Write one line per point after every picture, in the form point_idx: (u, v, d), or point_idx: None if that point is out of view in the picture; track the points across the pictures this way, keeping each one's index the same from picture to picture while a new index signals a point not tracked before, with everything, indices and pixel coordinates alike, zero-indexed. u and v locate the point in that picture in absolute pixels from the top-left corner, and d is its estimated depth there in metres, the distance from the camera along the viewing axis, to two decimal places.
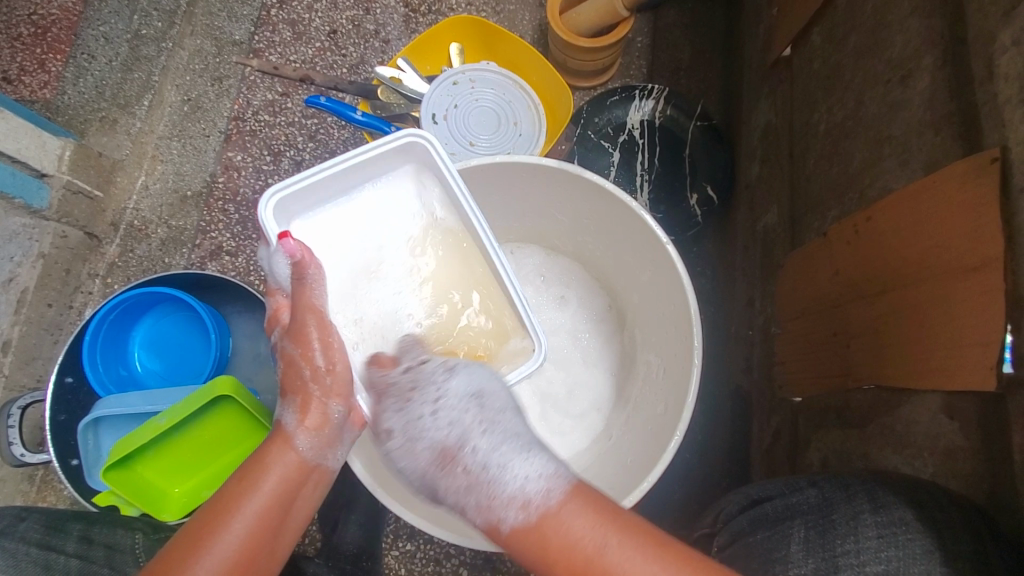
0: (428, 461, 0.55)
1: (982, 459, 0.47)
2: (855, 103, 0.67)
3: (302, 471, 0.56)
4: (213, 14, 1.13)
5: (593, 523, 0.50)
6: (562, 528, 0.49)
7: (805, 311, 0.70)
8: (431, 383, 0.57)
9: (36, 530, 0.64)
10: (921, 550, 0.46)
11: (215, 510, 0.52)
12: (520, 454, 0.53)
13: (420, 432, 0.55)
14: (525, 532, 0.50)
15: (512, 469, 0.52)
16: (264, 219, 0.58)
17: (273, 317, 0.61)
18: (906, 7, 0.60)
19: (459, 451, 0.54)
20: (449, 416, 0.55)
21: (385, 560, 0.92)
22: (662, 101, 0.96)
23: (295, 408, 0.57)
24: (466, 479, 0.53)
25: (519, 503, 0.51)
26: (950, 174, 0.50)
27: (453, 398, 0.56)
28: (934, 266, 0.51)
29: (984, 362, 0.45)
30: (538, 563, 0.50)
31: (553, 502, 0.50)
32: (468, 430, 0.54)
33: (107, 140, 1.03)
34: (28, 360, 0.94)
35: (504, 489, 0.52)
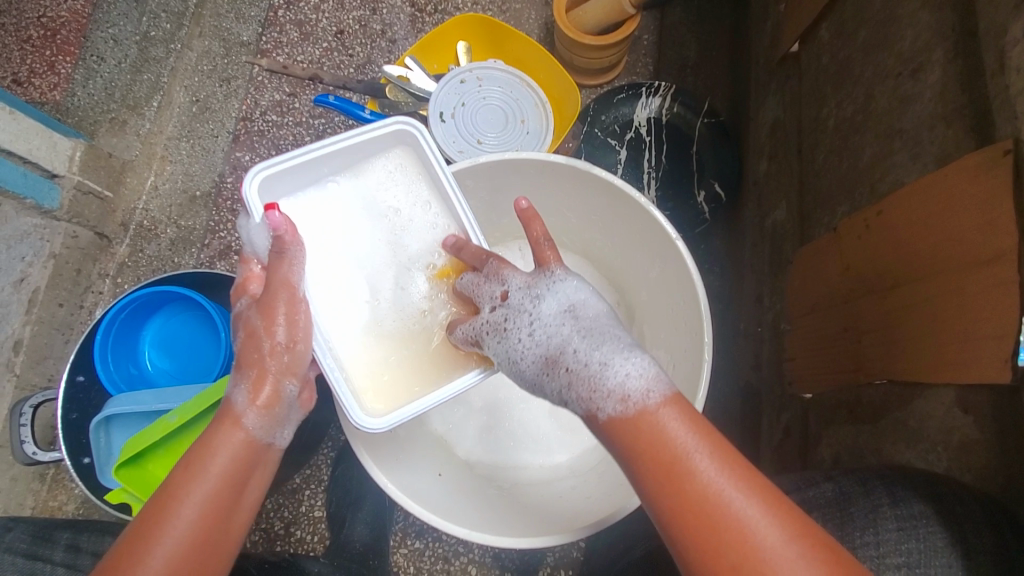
0: (531, 372, 0.54)
1: (997, 452, 0.47)
2: (864, 97, 0.67)
3: (252, 449, 0.55)
4: (221, 16, 1.14)
5: (689, 429, 0.46)
6: (663, 426, 0.46)
7: (815, 308, 0.70)
8: (522, 301, 0.56)
9: (23, 540, 0.65)
10: (942, 544, 0.46)
11: (162, 502, 0.51)
12: (622, 352, 0.50)
13: (518, 351, 0.54)
14: (625, 424, 0.47)
15: (611, 368, 0.49)
16: (250, 193, 0.59)
17: (240, 287, 0.60)
18: (916, 1, 0.60)
19: (560, 356, 0.52)
20: (545, 331, 0.53)
21: (394, 557, 0.93)
22: (669, 98, 0.96)
23: (248, 383, 0.56)
24: (568, 381, 0.51)
25: (619, 396, 0.48)
26: (963, 167, 0.50)
27: (547, 316, 0.54)
28: (947, 260, 0.51)
29: (998, 355, 0.44)
30: (630, 460, 0.47)
31: (650, 402, 0.47)
32: (567, 338, 0.52)
33: (118, 141, 1.04)
34: (39, 359, 0.94)
35: (604, 383, 0.48)
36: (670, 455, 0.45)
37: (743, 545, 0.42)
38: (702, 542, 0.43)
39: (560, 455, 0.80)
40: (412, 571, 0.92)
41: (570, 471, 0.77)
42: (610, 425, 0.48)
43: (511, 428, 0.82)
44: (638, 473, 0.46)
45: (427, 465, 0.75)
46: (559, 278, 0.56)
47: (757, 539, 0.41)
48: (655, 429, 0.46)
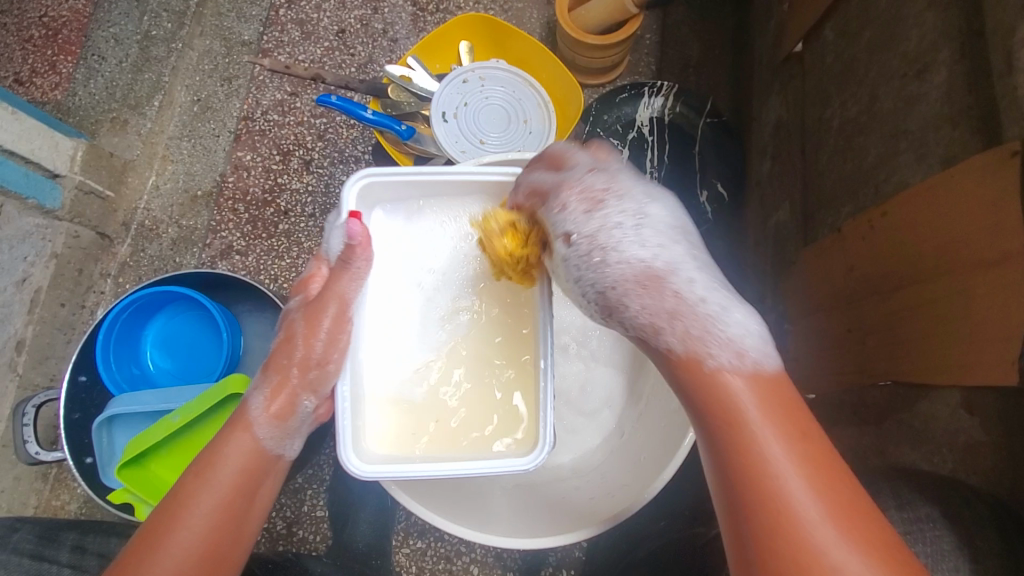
0: (619, 282, 0.50)
1: (1005, 454, 0.47)
2: (869, 97, 0.66)
3: (262, 459, 0.57)
4: (222, 15, 1.14)
5: (785, 410, 0.44)
6: (742, 401, 0.45)
7: (819, 309, 0.69)
8: (629, 206, 0.53)
9: (29, 541, 0.65)
10: (949, 547, 0.46)
11: (171, 509, 0.52)
12: (734, 309, 0.49)
13: (617, 241, 0.51)
14: (756, 380, 0.46)
15: (726, 318, 0.48)
16: (350, 192, 0.60)
17: (304, 282, 0.64)
18: (921, 1, 0.59)
19: (669, 275, 0.49)
20: (654, 237, 0.51)
21: (397, 557, 0.93)
22: (671, 98, 0.96)
23: (267, 391, 0.59)
24: (671, 308, 0.49)
25: (735, 350, 0.47)
26: (969, 168, 0.49)
27: (654, 222, 0.52)
28: (953, 261, 0.51)
29: (1005, 357, 0.44)
30: (719, 407, 0.45)
31: (765, 368, 0.47)
32: (680, 260, 0.51)
33: (118, 141, 1.04)
34: (41, 359, 0.94)
35: (723, 332, 0.48)
36: (740, 413, 0.44)
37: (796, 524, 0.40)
38: (761, 516, 0.41)
39: (564, 455, 0.77)
40: (414, 571, 0.92)
41: (574, 472, 0.76)
42: (715, 374, 0.46)
43: None
44: (705, 417, 0.46)
45: None
46: (661, 195, 0.55)
47: (808, 525, 0.40)
48: (728, 393, 0.45)
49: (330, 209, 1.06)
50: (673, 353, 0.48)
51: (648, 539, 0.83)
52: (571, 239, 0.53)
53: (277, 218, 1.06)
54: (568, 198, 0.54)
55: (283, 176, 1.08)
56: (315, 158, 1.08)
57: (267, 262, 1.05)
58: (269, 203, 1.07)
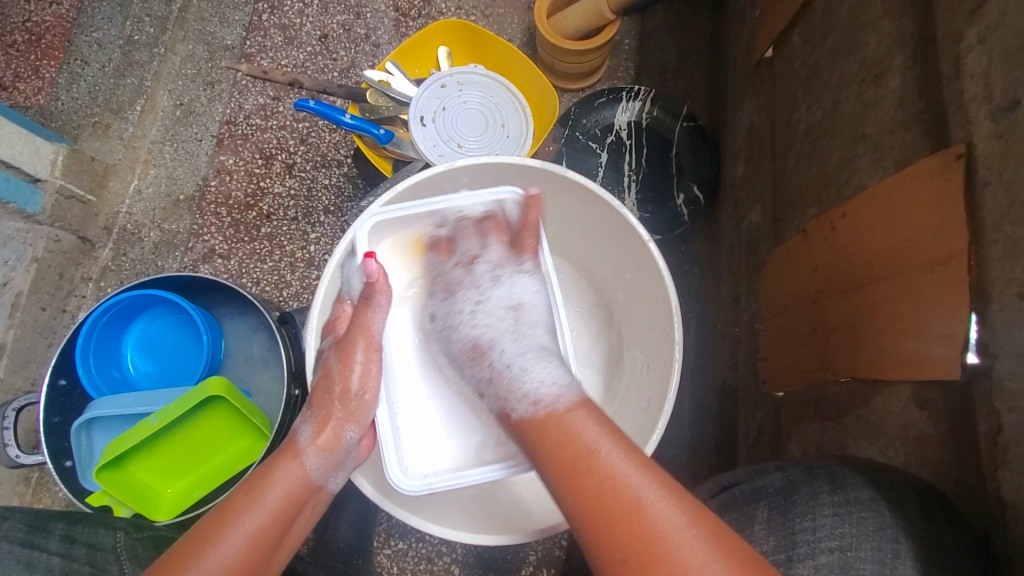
0: (458, 354, 0.64)
1: (950, 446, 0.48)
2: (832, 102, 0.68)
3: (306, 489, 0.59)
4: (206, 20, 1.14)
5: (598, 430, 0.51)
6: (568, 427, 0.52)
7: (787, 307, 0.71)
8: (468, 296, 0.65)
9: (19, 529, 0.65)
10: (873, 529, 0.46)
11: (218, 522, 0.54)
12: (543, 362, 0.58)
13: (458, 324, 0.64)
14: (533, 423, 0.54)
15: (524, 375, 0.57)
16: (359, 236, 0.67)
17: (330, 325, 0.66)
18: (879, 9, 0.61)
19: (488, 350, 0.61)
20: (486, 318, 0.63)
21: (378, 558, 0.93)
22: (648, 102, 0.98)
23: (313, 424, 0.61)
24: (487, 375, 0.60)
25: (532, 399, 0.55)
26: (918, 169, 0.51)
27: (493, 304, 0.64)
28: (903, 259, 0.52)
29: (949, 352, 0.46)
30: (535, 449, 0.53)
31: (559, 408, 0.53)
32: (500, 334, 0.62)
33: (101, 145, 1.04)
34: (22, 363, 0.95)
35: (521, 386, 0.57)
36: (573, 452, 0.50)
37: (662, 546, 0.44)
38: (627, 552, 0.44)
39: None
40: (395, 572, 0.92)
41: None
42: (518, 420, 0.55)
43: None
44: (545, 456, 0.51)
45: None
46: (522, 272, 0.65)
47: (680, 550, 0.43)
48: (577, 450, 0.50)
49: (312, 213, 1.07)
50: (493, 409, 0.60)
51: None
52: (435, 317, 0.68)
53: (259, 221, 1.07)
54: (434, 298, 0.68)
55: (265, 180, 1.08)
56: (297, 162, 1.09)
57: (250, 266, 1.05)
58: (251, 206, 1.07)
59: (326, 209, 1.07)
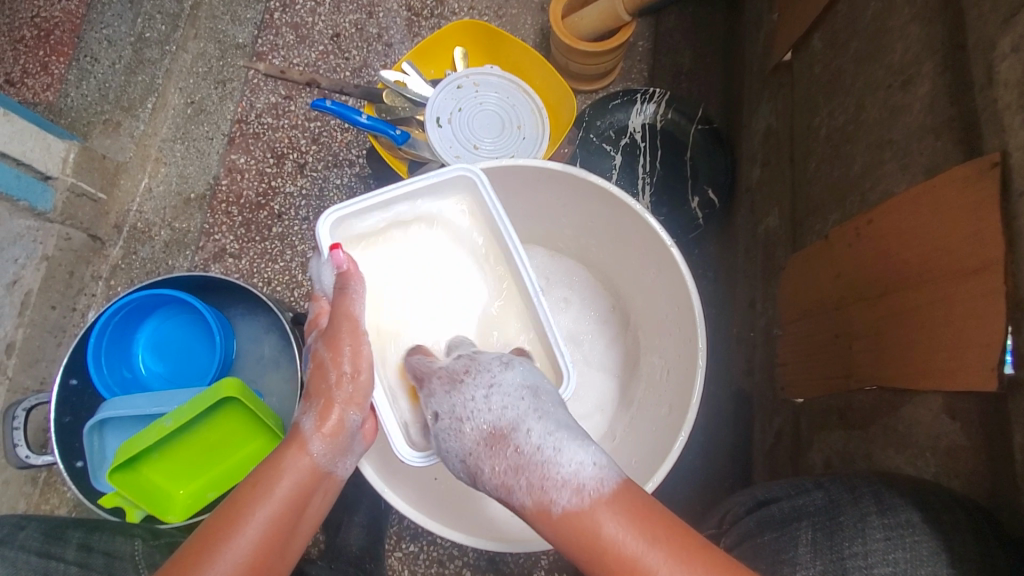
0: (471, 451, 0.54)
1: (983, 458, 0.48)
2: (856, 107, 0.68)
3: (315, 477, 0.57)
4: (217, 18, 1.14)
5: (636, 528, 0.48)
6: (608, 533, 0.47)
7: (808, 313, 0.70)
8: (479, 378, 0.56)
9: (35, 539, 0.65)
10: (928, 552, 0.48)
11: (228, 518, 0.53)
12: (575, 442, 0.52)
13: (470, 414, 0.55)
14: (577, 521, 0.49)
15: (564, 454, 0.51)
16: (320, 234, 0.60)
17: (313, 322, 0.63)
18: (906, 14, 0.61)
19: (511, 434, 0.53)
20: (502, 401, 0.55)
21: (389, 560, 0.93)
22: (664, 104, 0.97)
23: (316, 412, 0.58)
24: (515, 463, 0.52)
25: (573, 486, 0.50)
26: (950, 178, 0.51)
27: (505, 386, 0.55)
28: (934, 269, 0.52)
29: (985, 364, 0.46)
30: (581, 553, 0.48)
31: (608, 488, 0.50)
32: (522, 414, 0.54)
33: (110, 143, 1.04)
34: (32, 362, 0.94)
35: (558, 472, 0.50)
36: (618, 560, 0.47)
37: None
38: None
39: None
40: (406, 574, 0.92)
41: None
42: (564, 514, 0.49)
43: None
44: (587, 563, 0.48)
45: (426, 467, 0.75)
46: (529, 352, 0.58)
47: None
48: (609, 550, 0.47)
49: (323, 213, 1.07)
50: (524, 508, 0.51)
51: None
52: (438, 414, 0.56)
53: (271, 221, 1.06)
54: (434, 384, 0.57)
55: (277, 180, 1.08)
56: (309, 161, 1.08)
57: (261, 266, 1.05)
58: (263, 206, 1.07)
59: None
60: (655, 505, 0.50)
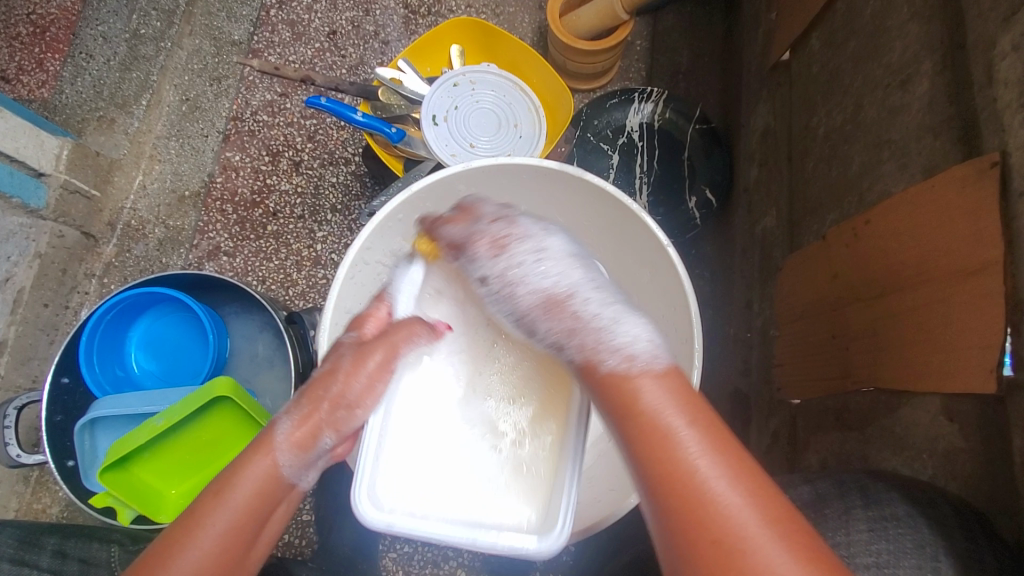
0: (529, 309, 0.54)
1: (982, 461, 0.48)
2: (854, 107, 0.67)
3: (279, 486, 0.55)
4: (213, 15, 1.13)
5: (679, 403, 0.47)
6: (639, 396, 0.47)
7: (804, 314, 0.70)
8: (531, 246, 0.56)
9: (9, 546, 0.65)
10: (911, 545, 0.46)
11: (184, 527, 0.50)
12: (629, 317, 0.52)
13: (523, 278, 0.55)
14: (615, 380, 0.48)
15: (619, 327, 0.51)
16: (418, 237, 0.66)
17: (359, 316, 0.63)
18: (905, 13, 0.60)
19: (568, 300, 0.53)
20: (555, 265, 0.55)
21: (383, 561, 0.91)
22: (661, 103, 0.97)
23: (295, 417, 0.56)
24: (569, 327, 0.52)
25: (625, 355, 0.49)
26: (950, 177, 0.50)
27: (556, 251, 0.56)
28: (933, 269, 0.51)
29: (983, 365, 0.45)
30: (613, 412, 0.48)
31: (655, 367, 0.49)
32: (577, 281, 0.54)
33: (105, 140, 1.03)
34: (24, 360, 0.93)
35: (612, 338, 0.50)
36: (661, 426, 0.45)
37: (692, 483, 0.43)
38: (672, 506, 0.43)
39: None
40: None
41: None
42: (607, 375, 0.49)
43: None
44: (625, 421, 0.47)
45: None
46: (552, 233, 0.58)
47: (711, 490, 0.42)
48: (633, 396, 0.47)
49: (319, 211, 1.06)
50: (574, 363, 0.53)
51: (634, 542, 0.83)
52: (487, 278, 0.57)
53: (266, 219, 1.05)
54: (480, 251, 0.57)
55: (272, 177, 1.07)
56: (305, 159, 1.07)
57: (256, 264, 1.04)
58: (257, 204, 1.06)
59: (333, 207, 1.06)
60: (706, 407, 0.48)
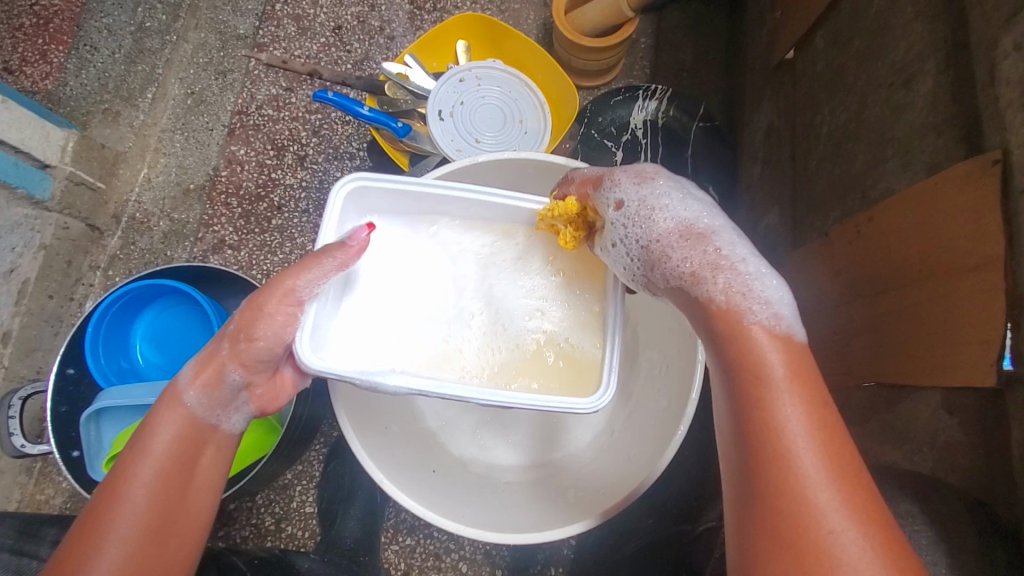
0: (662, 237, 0.52)
1: (980, 453, 0.49)
2: (858, 105, 0.68)
3: (195, 428, 0.56)
4: (218, 9, 1.14)
5: (793, 373, 0.44)
6: (757, 350, 0.46)
7: (806, 310, 0.71)
8: (669, 185, 0.54)
9: (8, 537, 0.66)
10: (926, 542, 0.47)
11: (112, 487, 0.52)
12: (770, 279, 0.49)
13: (658, 213, 0.53)
14: (764, 338, 0.46)
15: (767, 283, 0.49)
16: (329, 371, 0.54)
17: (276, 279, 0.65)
18: (909, 12, 0.61)
19: (710, 235, 0.51)
20: (686, 204, 0.53)
21: (385, 554, 0.93)
22: (665, 101, 0.97)
23: (195, 364, 0.57)
24: (712, 263, 0.50)
25: (770, 312, 0.47)
26: (952, 175, 0.51)
27: (678, 204, 0.53)
28: (935, 265, 0.52)
29: (983, 359, 0.46)
30: (731, 354, 0.47)
31: (795, 336, 0.48)
32: (722, 227, 0.53)
33: (110, 133, 1.03)
34: (28, 351, 0.93)
35: (759, 292, 0.48)
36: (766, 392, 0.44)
37: (800, 506, 0.41)
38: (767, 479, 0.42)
39: (554, 452, 0.81)
40: (402, 568, 0.92)
41: (565, 468, 0.78)
42: (750, 329, 0.47)
43: (506, 421, 0.84)
44: (733, 375, 0.46)
45: (422, 461, 0.76)
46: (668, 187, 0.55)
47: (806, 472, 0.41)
48: (772, 411, 0.43)
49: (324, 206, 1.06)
50: (712, 305, 0.48)
51: (636, 535, 0.84)
52: (622, 204, 0.54)
53: (271, 213, 1.06)
54: (620, 177, 0.55)
55: (277, 171, 1.07)
56: (310, 154, 1.08)
57: (261, 257, 1.04)
58: (262, 198, 1.06)
59: None
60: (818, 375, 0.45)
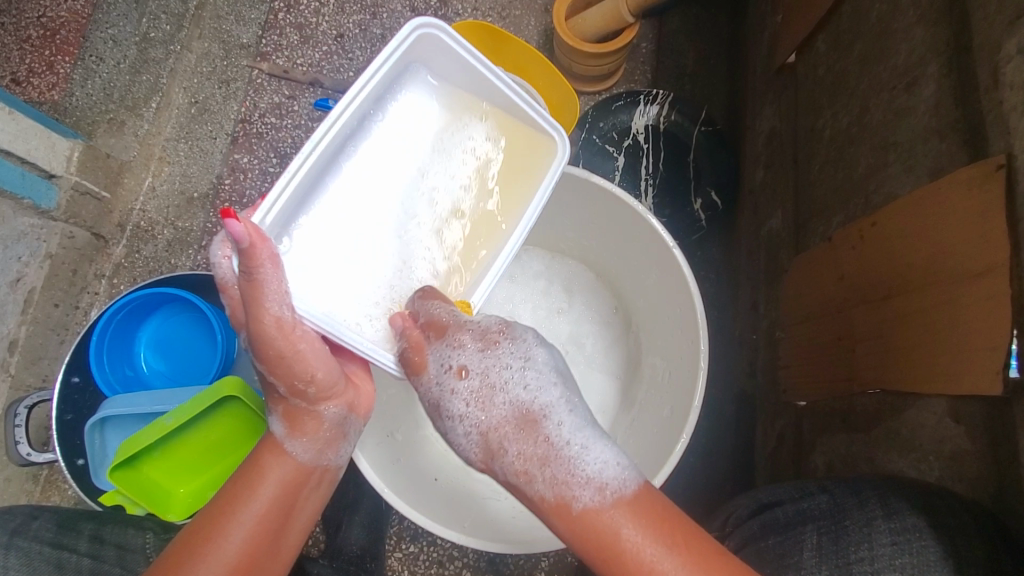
0: (500, 427, 0.55)
1: (989, 461, 0.48)
2: (860, 109, 0.67)
3: (302, 473, 0.59)
4: (221, 18, 1.13)
5: (649, 533, 0.49)
6: (608, 526, 0.50)
7: (811, 316, 0.70)
8: (516, 358, 0.57)
9: (48, 529, 0.65)
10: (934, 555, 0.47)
11: (214, 519, 0.54)
12: (593, 444, 0.54)
13: (494, 398, 0.56)
14: (598, 512, 0.51)
15: (583, 458, 0.53)
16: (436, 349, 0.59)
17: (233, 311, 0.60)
18: (910, 15, 0.61)
19: (543, 418, 0.55)
20: (535, 378, 0.56)
21: (389, 561, 0.92)
22: (667, 106, 0.96)
23: (282, 419, 0.60)
24: (539, 456, 0.54)
25: (597, 484, 0.52)
26: (955, 181, 0.51)
27: (517, 375, 0.56)
28: (941, 272, 0.51)
29: (990, 366, 0.45)
30: (590, 548, 0.50)
31: (625, 491, 0.51)
32: (553, 402, 0.56)
33: (115, 142, 1.03)
34: (34, 359, 0.94)
35: (583, 469, 0.52)
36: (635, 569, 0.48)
37: None
38: None
39: None
40: None
41: None
42: (583, 513, 0.51)
43: None
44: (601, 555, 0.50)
45: (425, 470, 0.76)
46: (517, 343, 0.57)
47: None
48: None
49: None
50: (542, 502, 0.53)
51: None
52: (466, 369, 0.56)
53: None
54: (465, 339, 0.56)
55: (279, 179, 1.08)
56: None
57: None
58: None
59: None
60: (664, 519, 0.51)
